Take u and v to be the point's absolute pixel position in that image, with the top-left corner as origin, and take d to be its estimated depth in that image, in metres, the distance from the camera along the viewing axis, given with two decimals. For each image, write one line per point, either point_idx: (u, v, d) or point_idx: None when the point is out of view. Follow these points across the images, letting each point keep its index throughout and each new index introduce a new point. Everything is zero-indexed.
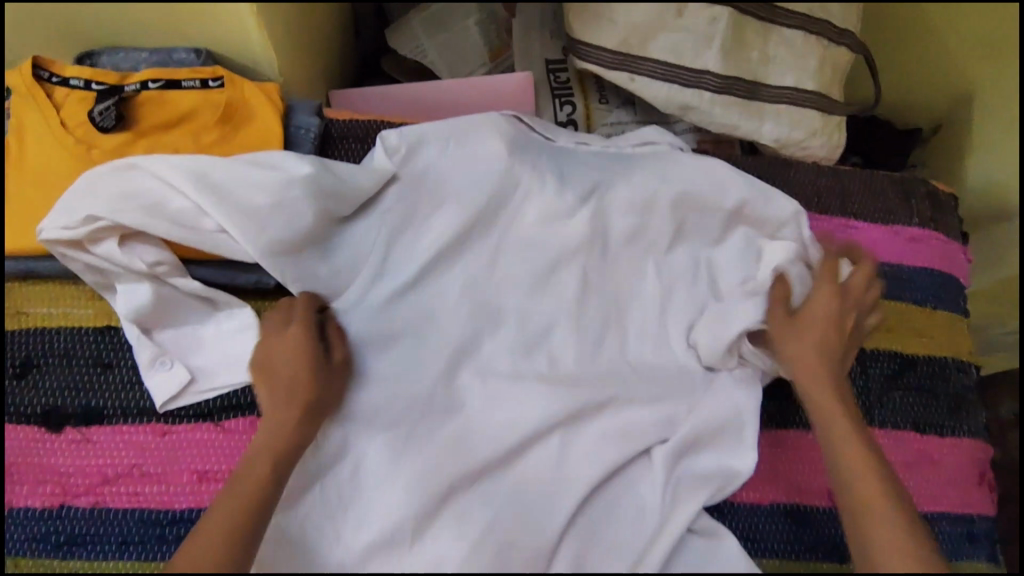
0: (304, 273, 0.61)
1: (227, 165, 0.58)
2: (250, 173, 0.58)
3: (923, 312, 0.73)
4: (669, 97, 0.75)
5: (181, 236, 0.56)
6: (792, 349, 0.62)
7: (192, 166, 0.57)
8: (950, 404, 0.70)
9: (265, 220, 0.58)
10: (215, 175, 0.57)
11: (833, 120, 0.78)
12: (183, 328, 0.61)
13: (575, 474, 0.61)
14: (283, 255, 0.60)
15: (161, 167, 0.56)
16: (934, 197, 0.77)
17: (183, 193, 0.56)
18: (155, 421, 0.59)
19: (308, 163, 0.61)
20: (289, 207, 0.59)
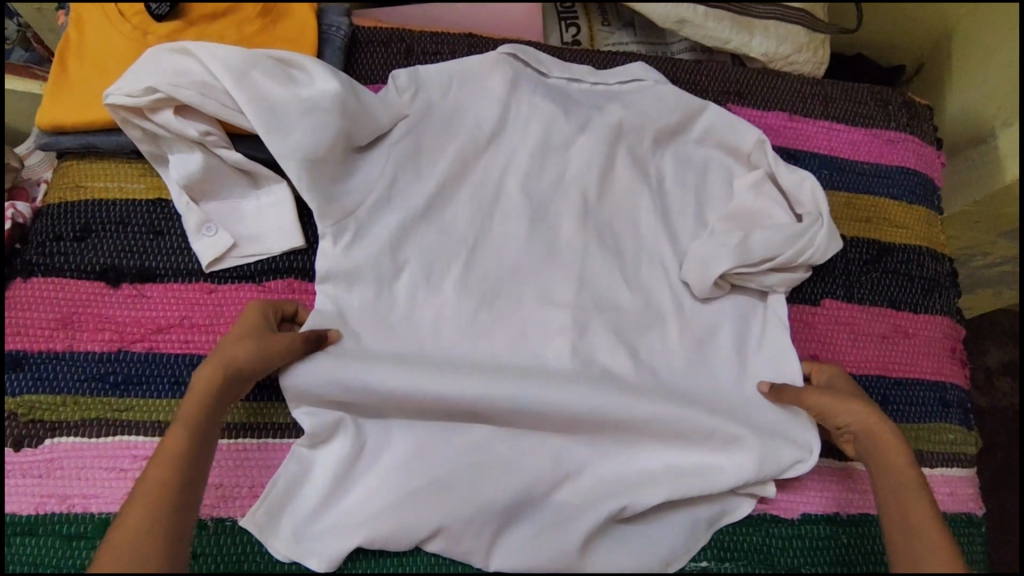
0: (321, 186, 0.65)
1: (267, 66, 0.64)
2: (284, 83, 0.64)
3: (899, 206, 0.79)
4: (665, 12, 0.82)
5: (225, 114, 0.62)
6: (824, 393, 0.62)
7: (236, 63, 0.62)
8: (924, 285, 0.76)
9: (293, 126, 0.63)
10: (254, 76, 0.63)
11: (818, 38, 0.85)
12: (226, 201, 0.67)
13: (581, 353, 0.65)
14: (309, 164, 0.64)
15: (208, 57, 0.62)
16: (910, 106, 0.84)
17: (224, 86, 0.62)
18: (202, 280, 0.65)
19: (337, 81, 0.66)
20: (318, 116, 0.64)
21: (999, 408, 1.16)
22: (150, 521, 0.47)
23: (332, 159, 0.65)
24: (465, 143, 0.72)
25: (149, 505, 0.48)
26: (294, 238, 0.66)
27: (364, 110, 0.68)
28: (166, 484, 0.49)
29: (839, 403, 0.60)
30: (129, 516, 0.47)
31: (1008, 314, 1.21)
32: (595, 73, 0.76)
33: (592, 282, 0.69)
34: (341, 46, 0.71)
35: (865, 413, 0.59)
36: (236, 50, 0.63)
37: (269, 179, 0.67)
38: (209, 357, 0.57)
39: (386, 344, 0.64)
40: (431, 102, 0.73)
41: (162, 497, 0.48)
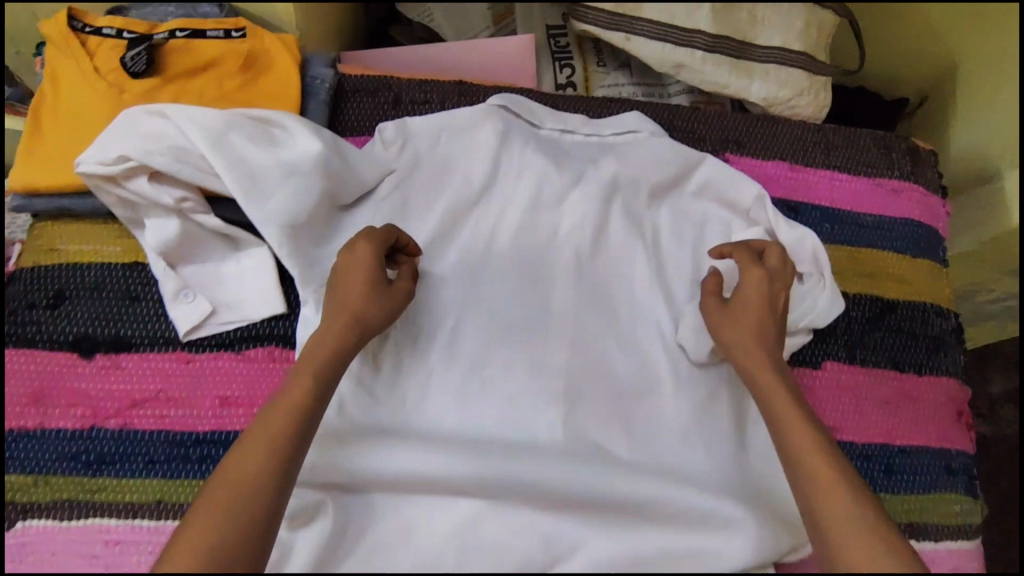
0: (302, 251, 0.62)
1: (247, 127, 0.61)
2: (265, 145, 0.62)
3: (903, 260, 0.77)
4: (662, 57, 0.80)
5: (203, 180, 0.59)
6: (731, 327, 0.63)
7: (213, 127, 0.59)
8: (929, 345, 0.73)
9: (274, 191, 0.61)
10: (233, 140, 0.60)
11: (818, 81, 0.83)
12: (205, 264, 0.64)
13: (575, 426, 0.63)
14: (291, 229, 0.61)
15: (184, 120, 0.59)
16: (914, 153, 0.81)
17: (201, 151, 0.59)
18: (180, 349, 0.63)
19: (320, 142, 0.64)
20: (300, 180, 0.62)
21: (1004, 442, 1.14)
22: (269, 459, 0.49)
23: (313, 224, 0.63)
24: (453, 199, 0.69)
25: (271, 446, 0.50)
26: (275, 304, 0.64)
27: (348, 168, 0.66)
28: (287, 428, 0.51)
29: (726, 324, 0.64)
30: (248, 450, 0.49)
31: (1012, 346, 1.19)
32: (588, 123, 0.74)
33: (587, 345, 0.67)
34: (325, 102, 0.68)
35: (743, 330, 0.63)
36: (213, 113, 0.60)
37: (250, 242, 0.64)
38: (341, 305, 0.59)
39: (371, 415, 0.62)
40: (417, 158, 0.70)
41: (285, 439, 0.50)
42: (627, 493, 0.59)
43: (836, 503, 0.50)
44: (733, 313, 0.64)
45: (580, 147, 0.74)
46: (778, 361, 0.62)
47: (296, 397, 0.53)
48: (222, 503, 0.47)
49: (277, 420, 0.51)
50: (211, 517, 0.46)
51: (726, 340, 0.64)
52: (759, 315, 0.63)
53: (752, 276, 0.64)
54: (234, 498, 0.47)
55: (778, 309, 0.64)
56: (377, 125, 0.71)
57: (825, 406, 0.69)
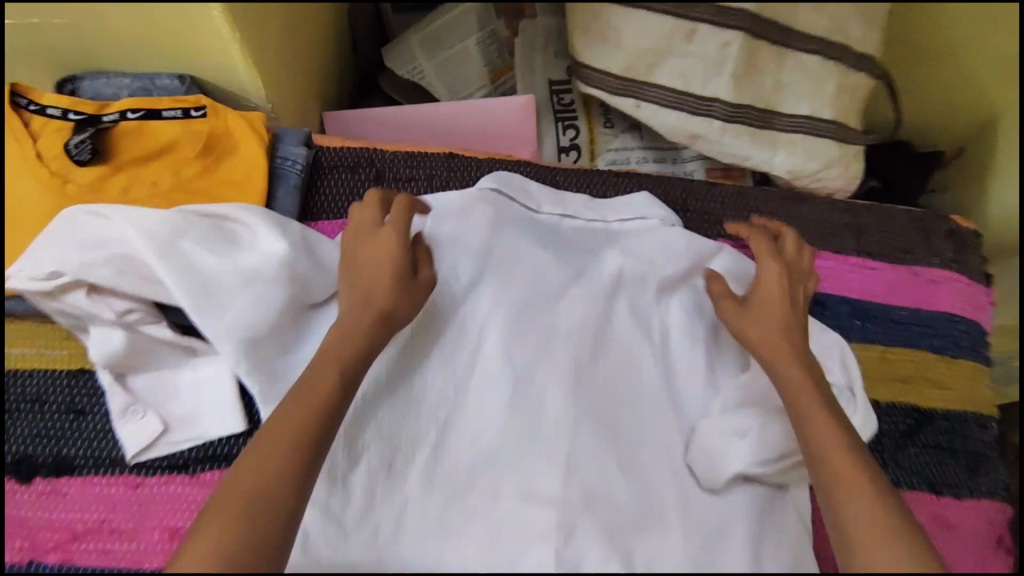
0: (263, 365, 0.54)
1: (201, 229, 0.54)
2: (221, 249, 0.54)
3: (941, 363, 0.69)
4: (676, 125, 0.73)
5: (147, 291, 0.53)
6: (744, 323, 0.60)
7: (160, 233, 0.52)
8: (968, 462, 0.66)
9: (229, 301, 0.53)
10: (183, 246, 0.53)
11: (850, 151, 0.74)
12: (155, 375, 0.57)
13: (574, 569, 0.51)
14: (247, 342, 0.53)
15: (125, 223, 0.52)
16: (956, 236, 0.73)
17: (147, 261, 0.52)
18: (128, 473, 0.56)
19: (285, 241, 0.56)
20: (260, 289, 0.54)
21: None
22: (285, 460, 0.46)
23: (275, 335, 0.54)
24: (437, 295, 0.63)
25: (286, 450, 0.46)
26: (234, 421, 0.57)
27: (320, 268, 0.57)
28: (304, 428, 0.48)
29: (752, 321, 0.59)
30: (263, 451, 0.46)
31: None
32: (592, 208, 0.69)
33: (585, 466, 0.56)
34: (297, 188, 0.61)
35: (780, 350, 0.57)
36: (162, 216, 0.53)
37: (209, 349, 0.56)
38: (361, 288, 0.54)
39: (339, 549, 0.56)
40: None
41: (300, 443, 0.47)
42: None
43: (867, 516, 0.47)
44: (757, 311, 0.60)
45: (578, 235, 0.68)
46: (814, 372, 0.56)
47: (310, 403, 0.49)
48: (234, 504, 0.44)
49: (292, 421, 0.48)
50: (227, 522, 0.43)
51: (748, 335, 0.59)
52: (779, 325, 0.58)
53: (767, 267, 0.61)
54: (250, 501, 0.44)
55: (799, 306, 0.60)
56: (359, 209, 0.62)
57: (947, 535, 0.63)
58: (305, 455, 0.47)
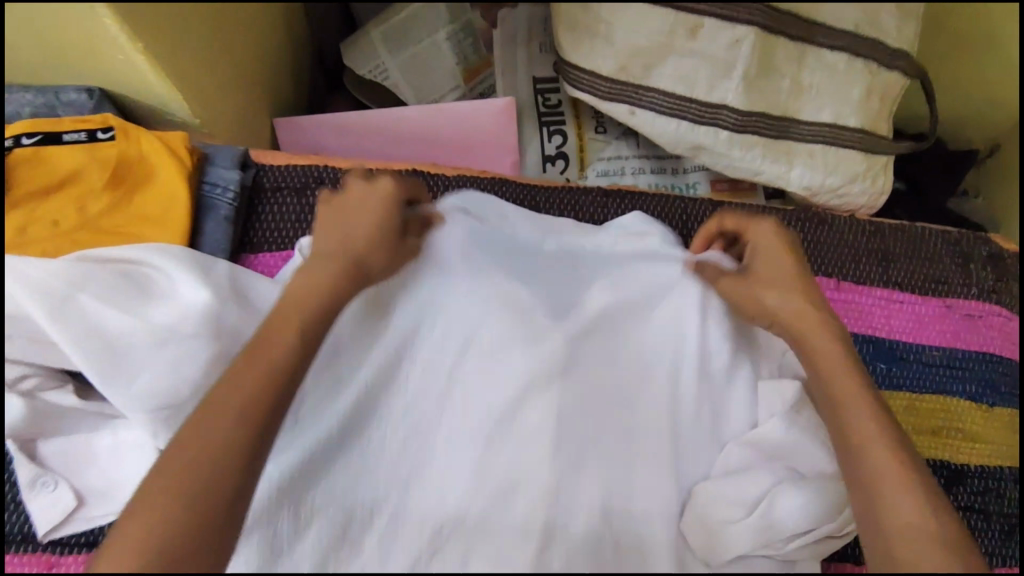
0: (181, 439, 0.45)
1: (103, 280, 0.46)
2: (129, 302, 0.46)
3: (976, 410, 0.60)
4: (678, 135, 0.63)
5: (43, 353, 0.47)
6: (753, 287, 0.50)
7: (55, 288, 0.45)
8: (1006, 528, 0.58)
9: (140, 362, 0.45)
10: (81, 302, 0.45)
11: (879, 160, 0.65)
12: (71, 439, 0.50)
13: None
14: (166, 407, 0.45)
15: (13, 276, 0.45)
16: (996, 260, 0.64)
17: (40, 321, 0.45)
18: (41, 552, 0.49)
19: (206, 289, 0.47)
20: (175, 347, 0.45)
21: None
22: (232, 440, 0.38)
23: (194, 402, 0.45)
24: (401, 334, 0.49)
25: (233, 427, 0.38)
26: None
27: (252, 315, 0.48)
28: (253, 401, 0.39)
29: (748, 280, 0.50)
30: (198, 425, 0.38)
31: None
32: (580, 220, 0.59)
33: None
34: (230, 218, 0.53)
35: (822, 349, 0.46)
36: (57, 268, 0.46)
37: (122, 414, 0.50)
38: (331, 231, 0.47)
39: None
40: None
41: (252, 418, 0.38)
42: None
43: (904, 516, 0.40)
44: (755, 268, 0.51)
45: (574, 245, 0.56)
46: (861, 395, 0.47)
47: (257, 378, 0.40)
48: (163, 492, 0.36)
49: (235, 392, 0.39)
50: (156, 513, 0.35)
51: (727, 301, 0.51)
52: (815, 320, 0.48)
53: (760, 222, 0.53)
54: (188, 491, 0.36)
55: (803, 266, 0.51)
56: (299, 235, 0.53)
57: None
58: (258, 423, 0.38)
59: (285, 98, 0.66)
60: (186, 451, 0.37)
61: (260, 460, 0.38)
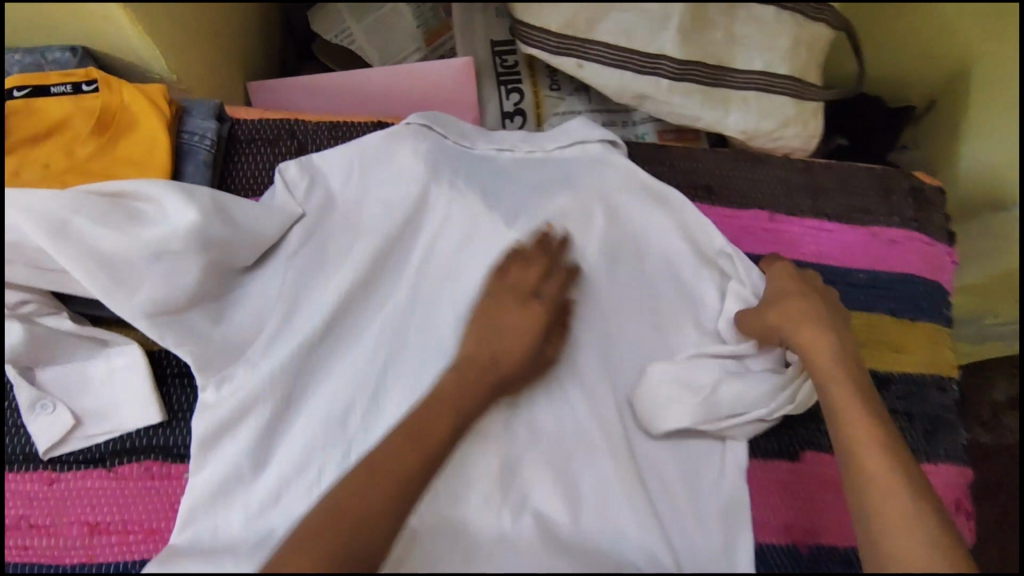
0: (190, 343, 0.53)
1: (96, 205, 0.50)
2: (120, 225, 0.51)
3: (898, 324, 0.66)
4: (621, 85, 0.68)
5: (42, 279, 0.51)
6: (800, 322, 0.57)
7: (50, 213, 0.49)
8: (926, 428, 0.64)
9: (139, 278, 0.51)
10: (77, 228, 0.50)
11: (809, 107, 0.70)
12: (67, 366, 0.55)
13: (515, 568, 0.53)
14: (167, 315, 0.53)
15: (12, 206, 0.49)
16: (918, 193, 0.70)
17: (39, 244, 0.49)
18: (42, 468, 0.54)
19: (195, 209, 0.53)
20: (172, 263, 0.52)
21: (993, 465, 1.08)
22: (383, 509, 0.46)
23: (199, 306, 0.54)
24: (371, 249, 0.59)
25: (387, 497, 0.46)
26: (150, 412, 0.54)
27: (236, 230, 0.55)
28: (405, 472, 0.47)
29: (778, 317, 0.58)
30: (356, 491, 0.46)
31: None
32: (529, 141, 0.65)
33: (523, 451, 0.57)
34: (207, 163, 0.58)
35: (841, 382, 0.55)
36: (53, 195, 0.50)
37: (116, 340, 0.55)
38: (479, 347, 0.54)
39: (258, 524, 0.53)
40: (333, 201, 0.61)
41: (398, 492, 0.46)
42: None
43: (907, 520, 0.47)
44: (779, 302, 0.59)
45: (519, 166, 0.64)
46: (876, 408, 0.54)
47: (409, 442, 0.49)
48: (316, 555, 0.43)
49: (389, 460, 0.47)
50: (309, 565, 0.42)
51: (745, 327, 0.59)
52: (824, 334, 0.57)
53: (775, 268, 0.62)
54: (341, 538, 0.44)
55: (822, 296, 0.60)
56: (277, 167, 0.61)
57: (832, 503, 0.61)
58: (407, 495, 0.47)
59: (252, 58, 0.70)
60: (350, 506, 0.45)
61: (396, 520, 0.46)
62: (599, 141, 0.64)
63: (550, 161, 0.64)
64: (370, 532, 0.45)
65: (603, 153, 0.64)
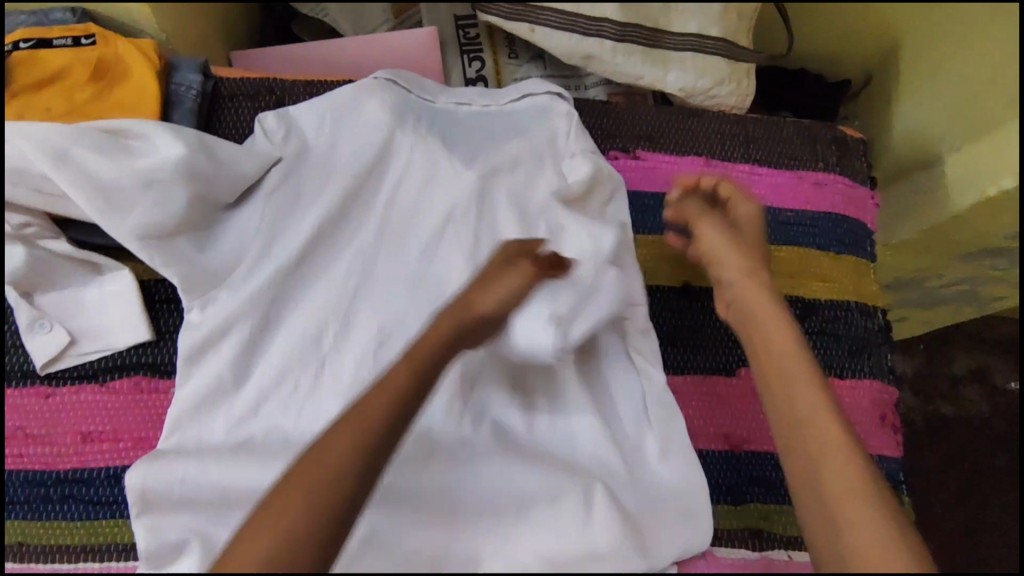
0: (177, 265, 0.59)
1: (93, 138, 0.57)
2: (116, 156, 0.57)
3: (826, 258, 0.73)
4: (570, 47, 0.75)
5: (46, 204, 0.57)
6: (720, 245, 0.62)
7: (52, 141, 0.55)
8: (852, 347, 0.71)
9: (132, 203, 0.57)
10: (76, 154, 0.56)
11: (741, 67, 0.77)
12: (64, 291, 0.60)
13: (478, 472, 0.60)
14: (156, 238, 0.58)
15: (18, 138, 0.55)
16: (841, 143, 0.77)
17: (43, 171, 0.55)
18: (38, 383, 0.59)
19: (183, 144, 0.59)
20: (161, 190, 0.58)
21: (928, 422, 1.22)
22: (347, 458, 0.46)
23: (184, 234, 0.60)
24: (342, 187, 0.66)
25: (347, 450, 0.46)
26: (139, 331, 0.60)
27: (219, 166, 0.61)
28: (375, 428, 0.48)
29: (753, 293, 0.60)
30: (316, 451, 0.46)
31: (959, 335, 1.26)
32: (484, 95, 0.72)
33: (481, 371, 0.64)
34: (192, 110, 0.64)
35: (759, 313, 0.59)
36: (56, 126, 0.56)
37: (109, 266, 0.60)
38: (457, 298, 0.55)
39: (238, 431, 0.59)
40: (307, 148, 0.67)
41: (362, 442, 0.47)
42: (528, 492, 0.59)
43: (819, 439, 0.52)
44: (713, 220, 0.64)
45: (476, 118, 0.71)
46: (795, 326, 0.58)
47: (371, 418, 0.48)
48: (280, 511, 0.44)
49: (349, 422, 0.47)
50: (281, 523, 0.43)
51: (704, 245, 0.64)
52: (753, 270, 0.61)
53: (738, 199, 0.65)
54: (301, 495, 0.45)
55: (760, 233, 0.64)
56: (256, 117, 0.67)
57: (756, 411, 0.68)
58: (367, 440, 0.47)
59: (223, 28, 0.77)
60: (319, 463, 0.46)
61: (361, 476, 0.46)
62: (546, 95, 0.71)
63: (505, 112, 0.72)
64: (330, 480, 0.45)
65: (550, 104, 0.71)
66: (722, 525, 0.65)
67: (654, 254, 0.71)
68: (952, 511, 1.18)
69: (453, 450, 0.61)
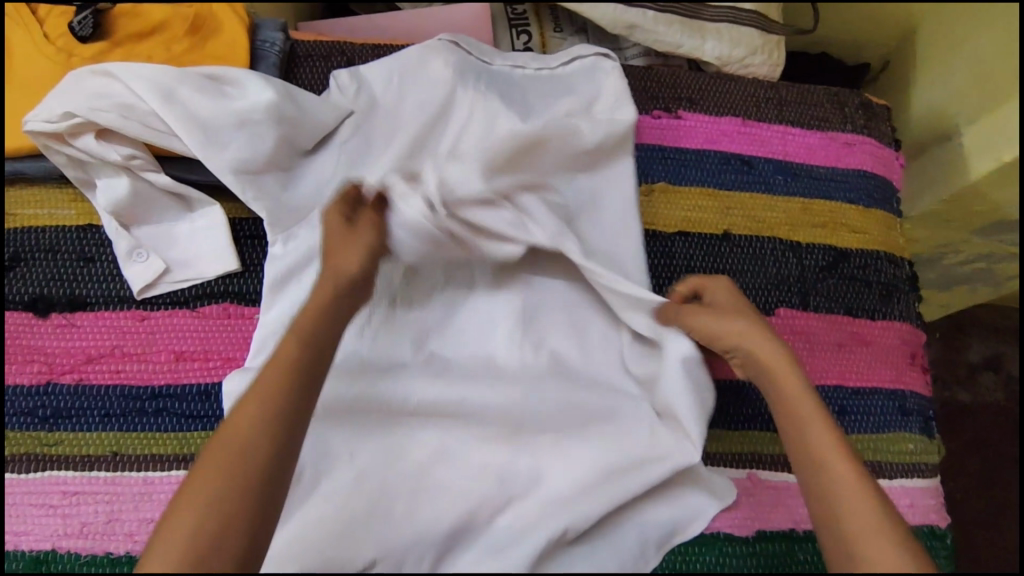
0: (264, 197, 0.64)
1: (195, 81, 0.63)
2: (213, 98, 0.63)
3: (856, 211, 0.78)
4: (614, 18, 0.82)
5: (147, 137, 0.62)
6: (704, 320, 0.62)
7: (161, 82, 0.62)
8: (882, 292, 0.75)
9: (228, 140, 0.63)
10: (182, 95, 0.62)
11: (772, 40, 0.83)
12: (159, 224, 0.66)
13: (537, 400, 0.63)
14: (247, 172, 0.63)
15: (132, 79, 0.62)
16: (867, 107, 0.82)
17: (152, 108, 0.61)
18: (134, 307, 0.64)
19: (272, 90, 0.65)
20: (254, 129, 0.64)
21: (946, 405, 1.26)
22: (262, 429, 0.48)
23: (270, 171, 0.65)
24: (409, 136, 0.70)
25: (257, 423, 0.48)
26: (227, 261, 0.65)
27: (301, 113, 0.67)
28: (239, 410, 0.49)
29: (737, 322, 0.60)
30: (238, 431, 0.48)
31: (975, 323, 1.29)
32: (537, 59, 0.78)
33: (539, 314, 0.68)
34: (275, 64, 0.70)
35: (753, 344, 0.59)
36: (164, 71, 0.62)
37: (201, 201, 0.66)
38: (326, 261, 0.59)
39: None
40: (377, 102, 0.73)
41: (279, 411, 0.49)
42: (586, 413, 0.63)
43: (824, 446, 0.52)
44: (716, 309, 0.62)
45: (529, 79, 0.77)
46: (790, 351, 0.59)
47: (268, 395, 0.49)
48: (219, 493, 0.45)
49: (260, 399, 0.49)
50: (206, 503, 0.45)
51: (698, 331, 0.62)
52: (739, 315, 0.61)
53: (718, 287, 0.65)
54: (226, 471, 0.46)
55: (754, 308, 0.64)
56: (333, 74, 0.73)
57: (799, 349, 0.72)
58: (283, 404, 0.49)
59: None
60: (232, 438, 0.48)
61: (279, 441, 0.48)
62: (595, 56, 0.77)
63: (556, 75, 0.77)
64: (246, 453, 0.47)
65: (597, 65, 0.77)
66: (764, 448, 0.69)
67: (698, 204, 0.76)
68: (970, 492, 1.21)
69: (514, 378, 0.65)
